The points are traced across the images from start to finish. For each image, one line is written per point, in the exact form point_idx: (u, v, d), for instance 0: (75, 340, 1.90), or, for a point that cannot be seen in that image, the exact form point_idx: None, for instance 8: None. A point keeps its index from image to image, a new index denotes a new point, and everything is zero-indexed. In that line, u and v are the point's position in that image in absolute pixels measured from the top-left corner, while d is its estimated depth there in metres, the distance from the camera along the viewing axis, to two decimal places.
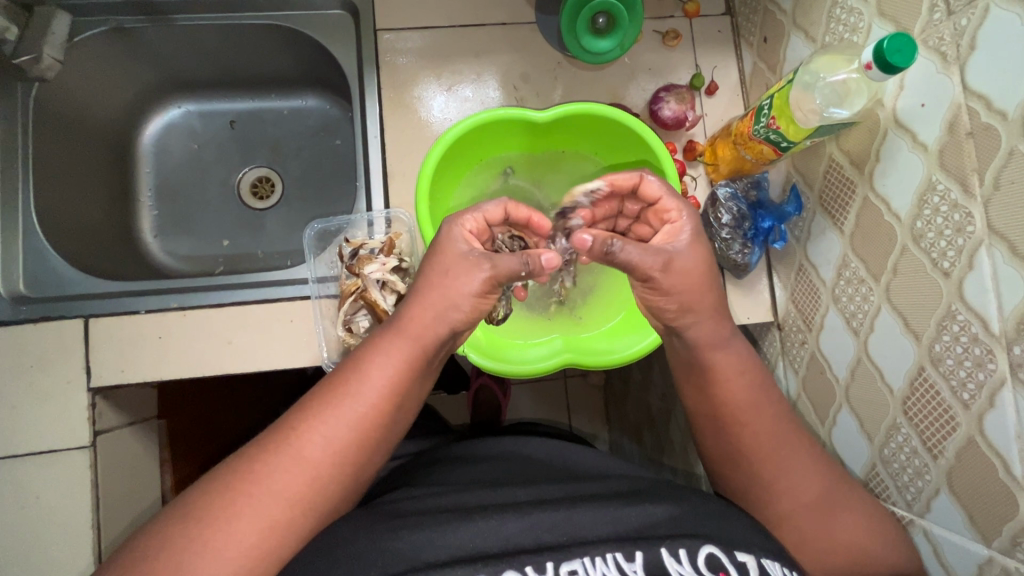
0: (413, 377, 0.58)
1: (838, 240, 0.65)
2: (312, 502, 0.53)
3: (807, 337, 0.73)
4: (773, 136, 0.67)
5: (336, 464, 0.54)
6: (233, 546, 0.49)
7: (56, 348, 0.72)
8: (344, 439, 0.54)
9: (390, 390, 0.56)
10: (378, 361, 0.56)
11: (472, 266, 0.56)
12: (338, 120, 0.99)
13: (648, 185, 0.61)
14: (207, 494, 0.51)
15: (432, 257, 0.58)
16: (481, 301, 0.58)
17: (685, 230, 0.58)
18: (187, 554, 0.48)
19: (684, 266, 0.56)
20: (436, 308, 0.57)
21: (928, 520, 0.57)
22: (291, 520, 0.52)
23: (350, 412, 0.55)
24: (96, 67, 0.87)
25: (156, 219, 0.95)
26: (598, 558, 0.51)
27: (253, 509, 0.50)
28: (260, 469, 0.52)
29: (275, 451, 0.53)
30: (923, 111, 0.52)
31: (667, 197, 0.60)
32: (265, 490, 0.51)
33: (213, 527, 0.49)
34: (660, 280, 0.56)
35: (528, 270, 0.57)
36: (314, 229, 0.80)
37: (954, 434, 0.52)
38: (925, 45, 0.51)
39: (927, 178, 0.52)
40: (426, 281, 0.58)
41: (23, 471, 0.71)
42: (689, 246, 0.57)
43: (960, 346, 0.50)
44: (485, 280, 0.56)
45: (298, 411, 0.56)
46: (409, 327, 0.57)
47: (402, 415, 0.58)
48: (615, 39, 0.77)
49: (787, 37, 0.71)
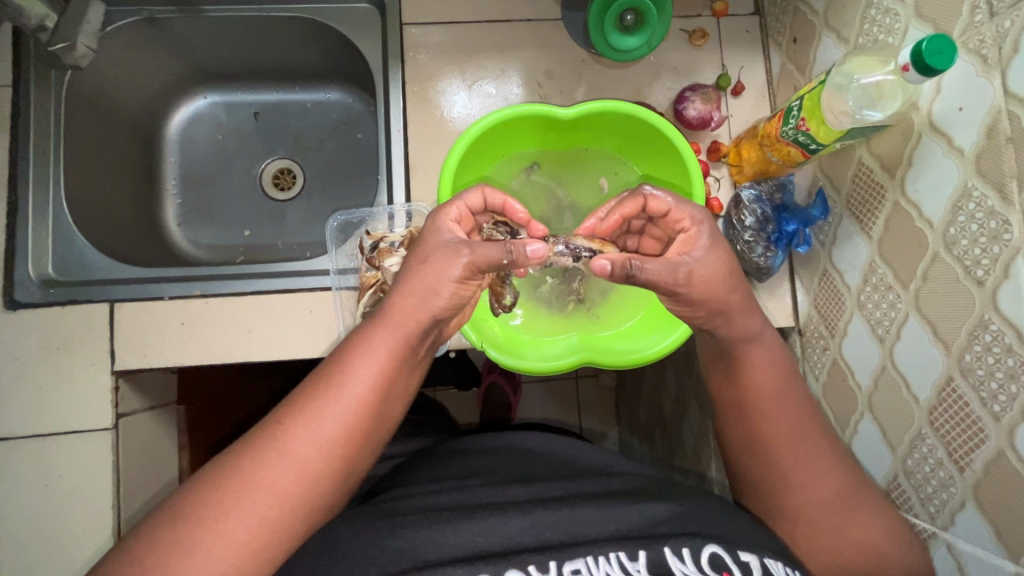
0: (401, 367, 0.56)
1: (865, 245, 0.64)
2: (305, 498, 0.51)
3: (829, 343, 0.72)
4: (802, 138, 0.66)
5: (324, 458, 0.52)
6: (224, 546, 0.48)
7: (82, 331, 0.74)
8: (332, 431, 0.53)
9: (376, 381, 0.54)
10: (364, 351, 0.55)
11: (450, 254, 0.55)
12: (360, 114, 1.00)
13: (653, 200, 0.60)
14: (198, 494, 0.50)
15: (423, 249, 0.57)
16: (463, 287, 0.56)
17: (702, 238, 0.56)
18: (181, 555, 0.47)
19: (704, 275, 0.54)
20: (419, 293, 0.55)
21: (951, 534, 0.56)
22: (284, 517, 0.50)
23: (337, 404, 0.53)
24: (127, 56, 0.88)
25: (180, 207, 0.97)
26: (601, 557, 0.50)
27: (243, 507, 0.49)
28: (247, 468, 0.50)
29: (263, 446, 0.51)
30: (960, 115, 0.50)
31: (676, 207, 0.58)
32: (254, 488, 0.50)
33: (203, 527, 0.48)
34: (685, 294, 0.54)
35: (511, 259, 0.55)
36: (336, 220, 0.80)
37: (982, 446, 0.51)
38: (965, 48, 0.50)
39: (962, 184, 0.51)
40: (408, 269, 0.56)
41: (48, 449, 0.72)
42: (707, 251, 0.55)
43: (991, 357, 0.49)
44: (466, 267, 0.54)
45: (285, 405, 0.54)
46: (394, 316, 0.55)
47: (390, 407, 0.57)
48: (642, 37, 0.77)
49: (819, 38, 0.70)
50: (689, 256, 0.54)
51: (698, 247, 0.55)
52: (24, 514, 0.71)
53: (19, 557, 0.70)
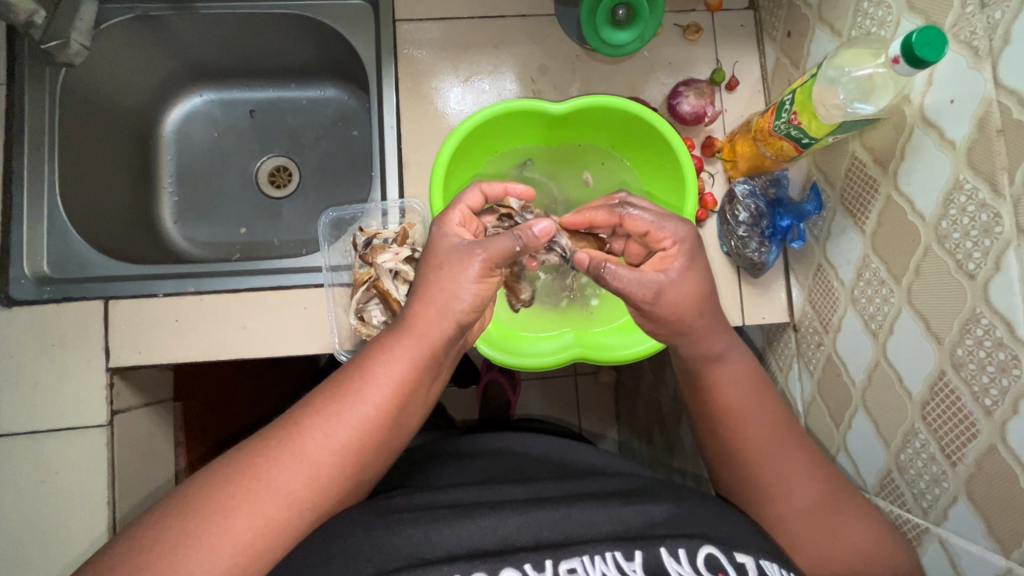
0: (420, 376, 0.56)
1: (859, 240, 0.64)
2: (312, 501, 0.51)
3: (824, 338, 0.72)
4: (795, 132, 0.65)
5: (336, 465, 0.52)
6: (230, 543, 0.47)
7: (77, 328, 0.74)
8: (346, 438, 0.52)
9: (393, 391, 0.54)
10: (385, 359, 0.54)
11: (467, 256, 0.55)
12: (355, 111, 1.00)
13: (632, 218, 0.59)
14: (207, 487, 0.50)
15: (444, 252, 0.56)
16: (483, 288, 0.55)
17: (680, 258, 0.56)
18: (180, 550, 0.46)
19: (676, 295, 0.55)
20: (441, 300, 0.55)
21: (944, 528, 0.56)
22: (289, 519, 0.50)
23: (353, 411, 0.53)
24: (121, 54, 0.89)
25: (176, 205, 0.97)
26: (597, 556, 0.50)
27: (250, 506, 0.49)
28: (260, 465, 0.50)
29: (276, 447, 0.51)
30: (952, 107, 0.50)
31: (658, 228, 0.57)
32: (265, 487, 0.50)
33: (209, 521, 0.48)
34: (652, 310, 0.56)
35: (522, 246, 0.55)
36: (329, 216, 0.80)
37: (973, 440, 0.51)
38: (957, 40, 0.49)
39: (955, 177, 0.50)
40: (430, 275, 0.56)
41: (43, 446, 0.72)
42: (682, 274, 0.55)
43: (983, 351, 0.49)
44: (483, 269, 0.54)
45: (303, 405, 0.54)
46: (416, 324, 0.55)
47: (407, 417, 0.56)
48: (635, 31, 0.76)
49: (812, 31, 0.69)
50: (663, 275, 0.55)
51: (672, 267, 0.55)
52: (20, 511, 0.72)
53: (15, 554, 0.71)
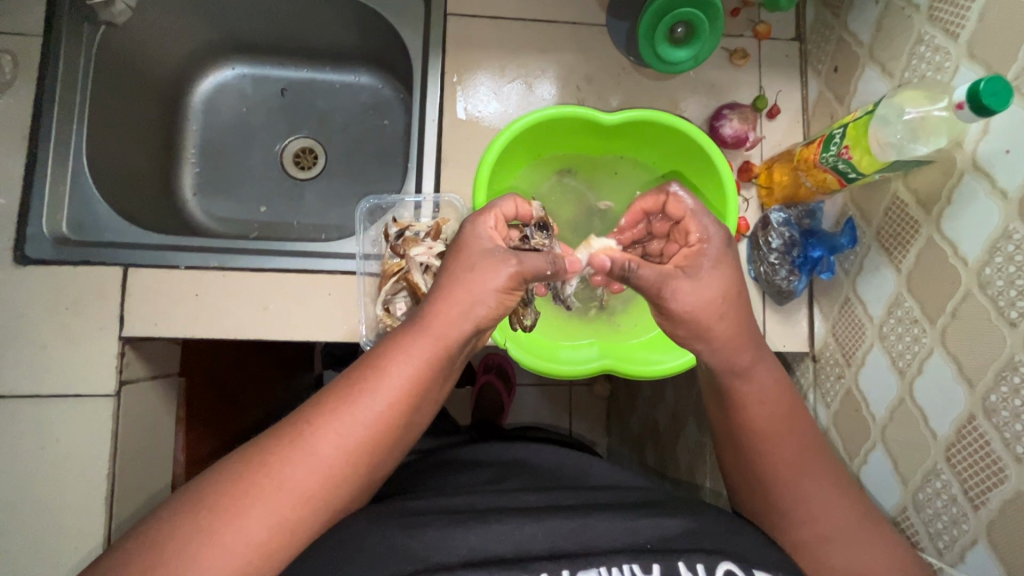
0: (434, 376, 0.54)
1: (892, 277, 0.64)
2: (325, 499, 0.50)
3: (845, 371, 0.72)
4: (841, 165, 0.66)
5: (348, 462, 0.50)
6: (243, 542, 0.46)
7: (94, 293, 0.72)
8: (359, 436, 0.51)
9: (408, 388, 0.53)
10: (399, 357, 0.53)
11: (499, 262, 0.54)
12: (388, 100, 0.99)
13: (676, 199, 0.61)
14: (219, 483, 0.48)
15: (462, 255, 0.56)
16: (505, 296, 0.55)
17: (706, 254, 0.55)
18: (195, 548, 0.45)
19: (704, 291, 0.54)
20: (463, 302, 0.54)
21: (959, 570, 0.56)
22: (302, 517, 0.49)
23: (366, 409, 0.51)
24: (160, 18, 0.87)
25: (198, 177, 0.95)
26: (614, 568, 0.50)
27: (264, 504, 0.47)
28: (272, 462, 0.49)
29: (289, 443, 0.50)
30: (1008, 157, 0.51)
31: (692, 216, 0.59)
32: (276, 485, 0.48)
33: (223, 519, 0.46)
34: (672, 306, 0.54)
35: (554, 271, 0.57)
36: (369, 203, 0.78)
37: (1000, 486, 0.51)
38: (1021, 92, 0.50)
39: (1003, 227, 0.51)
40: (452, 276, 0.55)
41: (46, 412, 0.70)
42: (713, 271, 0.54)
43: (1019, 399, 0.49)
44: (513, 275, 0.54)
45: (315, 402, 0.52)
46: (434, 324, 0.54)
47: (420, 415, 0.55)
48: (693, 50, 0.77)
49: (862, 68, 0.71)
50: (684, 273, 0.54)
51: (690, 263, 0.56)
52: (18, 477, 0.69)
53: (10, 522, 0.68)
